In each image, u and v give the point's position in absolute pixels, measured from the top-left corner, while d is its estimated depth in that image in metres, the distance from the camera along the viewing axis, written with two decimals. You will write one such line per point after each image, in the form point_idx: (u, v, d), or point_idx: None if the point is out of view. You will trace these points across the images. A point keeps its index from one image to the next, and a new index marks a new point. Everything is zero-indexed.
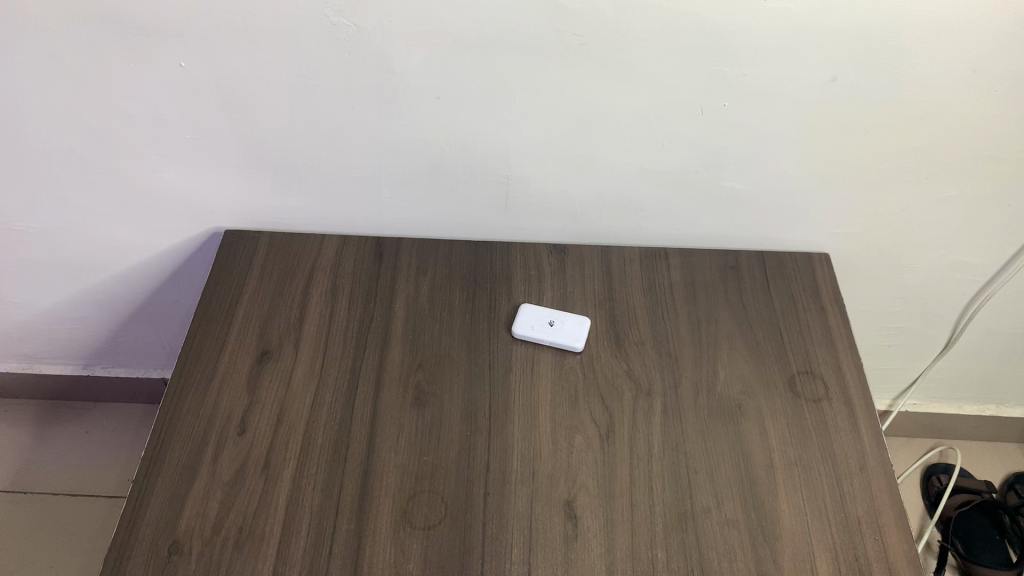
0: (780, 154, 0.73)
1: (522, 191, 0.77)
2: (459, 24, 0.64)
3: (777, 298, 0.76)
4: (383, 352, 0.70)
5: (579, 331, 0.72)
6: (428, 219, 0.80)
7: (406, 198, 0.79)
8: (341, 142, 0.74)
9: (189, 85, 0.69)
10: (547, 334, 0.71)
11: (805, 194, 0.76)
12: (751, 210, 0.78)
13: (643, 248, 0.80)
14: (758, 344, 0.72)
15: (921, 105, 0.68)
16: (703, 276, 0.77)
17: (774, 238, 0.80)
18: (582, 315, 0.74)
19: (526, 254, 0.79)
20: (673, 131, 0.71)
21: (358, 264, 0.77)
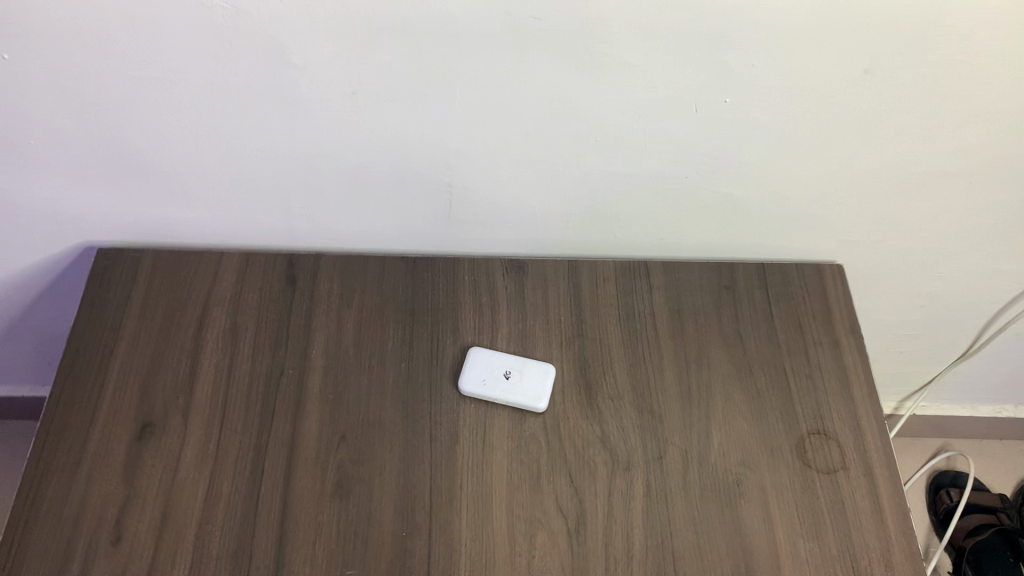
0: (792, 155, 0.58)
1: (470, 199, 0.61)
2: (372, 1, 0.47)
3: (783, 328, 0.62)
4: (297, 421, 0.56)
5: (541, 385, 0.58)
6: (355, 229, 0.65)
7: (322, 206, 0.62)
8: (230, 143, 0.57)
9: (17, 83, 0.51)
10: (499, 392, 0.57)
11: (820, 198, 0.61)
12: (753, 215, 0.63)
13: (619, 262, 0.65)
14: (760, 395, 0.59)
15: (980, 101, 0.53)
16: (693, 300, 0.63)
17: (777, 244, 0.66)
18: (545, 361, 0.60)
19: (476, 273, 0.64)
20: (660, 129, 0.55)
21: (265, 294, 0.62)
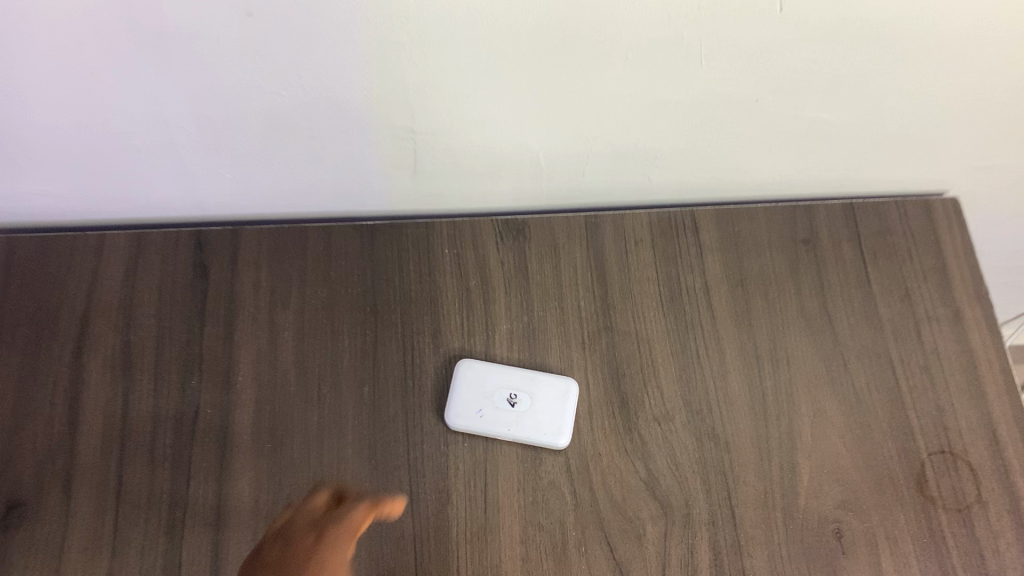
0: (932, 58, 0.37)
1: (442, 148, 0.41)
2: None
3: (884, 298, 0.45)
4: (223, 483, 0.41)
5: (559, 414, 0.42)
6: (281, 193, 0.45)
7: (221, 172, 0.42)
8: (58, 96, 0.35)
9: None
10: (501, 428, 0.41)
11: (953, 115, 0.42)
12: (847, 145, 0.44)
13: (656, 214, 0.47)
14: (859, 403, 0.43)
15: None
16: (760, 265, 0.46)
17: (876, 177, 0.47)
18: (563, 374, 0.43)
19: (459, 242, 0.46)
20: (731, 31, 0.34)
21: (168, 295, 0.45)
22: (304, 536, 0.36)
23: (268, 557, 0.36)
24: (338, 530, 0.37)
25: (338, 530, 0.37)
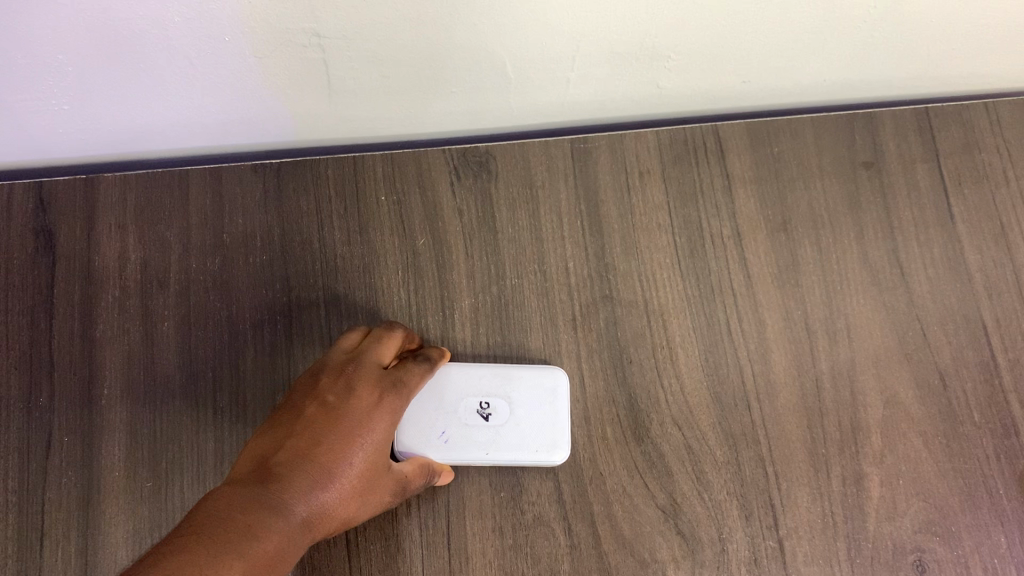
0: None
1: (357, 63, 0.28)
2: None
3: (973, 239, 0.34)
4: (88, 539, 0.30)
5: (549, 421, 0.31)
6: (131, 131, 0.31)
7: (40, 115, 0.29)
8: None
9: None
10: (474, 452, 0.30)
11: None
12: (949, 37, 0.30)
13: (669, 132, 0.34)
14: (945, 389, 0.32)
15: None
16: (807, 197, 0.34)
17: (972, 77, 0.34)
18: (546, 366, 0.32)
19: (400, 186, 0.33)
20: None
21: (0, 278, 0.32)
22: (370, 392, 0.29)
23: (330, 398, 0.29)
24: (409, 380, 0.30)
25: (409, 381, 0.30)
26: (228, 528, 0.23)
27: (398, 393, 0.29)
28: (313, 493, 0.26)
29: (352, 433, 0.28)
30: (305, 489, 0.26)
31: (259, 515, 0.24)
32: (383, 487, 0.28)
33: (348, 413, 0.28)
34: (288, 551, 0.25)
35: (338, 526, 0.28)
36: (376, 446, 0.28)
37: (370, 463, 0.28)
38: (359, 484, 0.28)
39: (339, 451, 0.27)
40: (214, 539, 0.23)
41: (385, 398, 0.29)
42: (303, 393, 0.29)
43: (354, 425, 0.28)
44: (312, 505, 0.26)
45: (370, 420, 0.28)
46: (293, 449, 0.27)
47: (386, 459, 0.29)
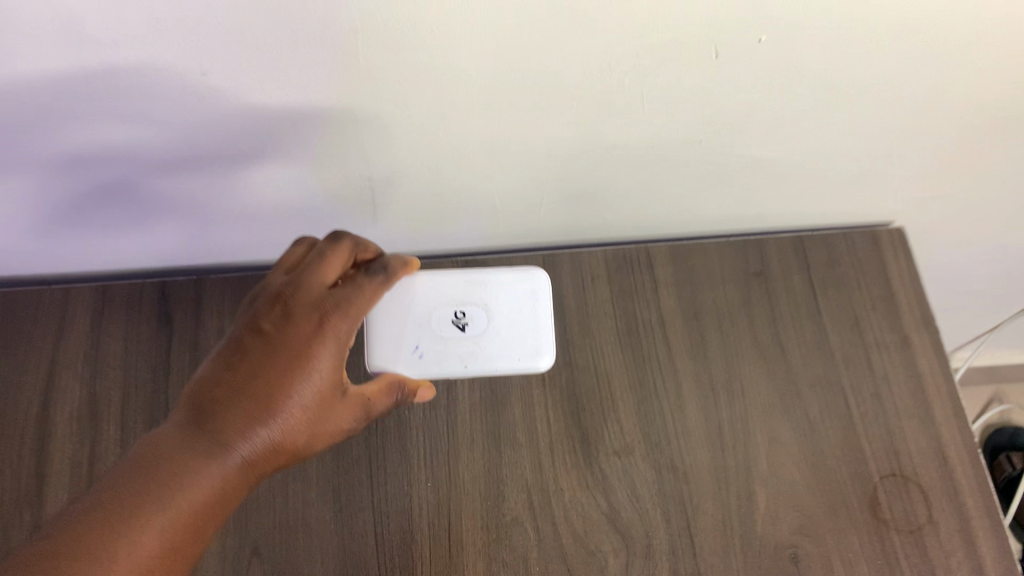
0: (878, 104, 0.37)
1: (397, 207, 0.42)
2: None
3: (834, 326, 0.47)
4: None
5: (521, 319, 0.42)
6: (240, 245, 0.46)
7: (184, 236, 0.43)
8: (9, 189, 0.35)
9: None
10: (456, 363, 0.40)
11: (899, 150, 0.42)
12: (797, 183, 0.44)
13: (613, 249, 0.48)
14: (813, 432, 0.44)
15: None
16: (711, 295, 0.47)
17: (824, 213, 0.48)
18: (509, 272, 0.42)
19: None
20: (676, 83, 0.33)
21: (132, 346, 0.45)
22: (309, 317, 0.30)
23: (268, 325, 0.30)
24: (351, 295, 0.31)
25: (349, 300, 0.31)
26: (152, 483, 0.27)
27: (339, 320, 0.31)
28: (253, 430, 0.29)
29: (292, 363, 0.29)
30: (242, 430, 0.29)
31: (185, 468, 0.28)
32: (337, 404, 0.31)
33: (287, 341, 0.30)
34: (221, 488, 0.28)
35: (295, 450, 0.30)
36: (321, 376, 0.30)
37: (319, 387, 0.30)
38: (305, 414, 0.30)
39: (279, 384, 0.29)
40: (136, 502, 0.27)
41: (326, 327, 0.30)
42: (245, 323, 0.31)
43: (292, 355, 0.29)
44: (251, 444, 0.29)
45: (309, 345, 0.30)
46: (233, 382, 0.29)
47: (336, 378, 0.31)
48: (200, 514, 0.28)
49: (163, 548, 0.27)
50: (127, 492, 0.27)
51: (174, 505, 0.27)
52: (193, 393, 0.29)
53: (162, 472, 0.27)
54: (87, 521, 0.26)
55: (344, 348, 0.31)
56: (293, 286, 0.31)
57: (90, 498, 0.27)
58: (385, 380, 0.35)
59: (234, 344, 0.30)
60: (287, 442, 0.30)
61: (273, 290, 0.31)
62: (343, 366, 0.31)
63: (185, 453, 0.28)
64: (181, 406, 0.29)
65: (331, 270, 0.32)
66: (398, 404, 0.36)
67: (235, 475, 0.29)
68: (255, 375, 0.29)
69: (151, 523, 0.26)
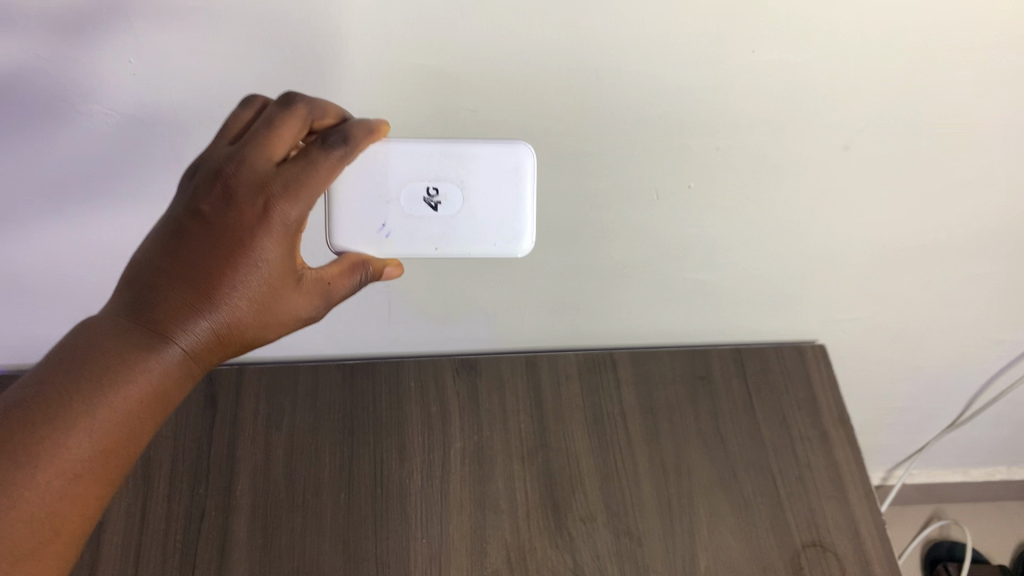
0: (771, 216, 0.51)
1: (417, 301, 0.56)
2: (305, 15, 0.35)
3: (765, 422, 0.57)
4: (221, 569, 0.48)
5: (497, 202, 0.44)
6: (290, 337, 0.58)
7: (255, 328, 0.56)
8: None
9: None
10: (426, 247, 0.44)
11: (798, 263, 0.55)
12: (730, 301, 0.58)
13: (584, 355, 0.59)
14: (746, 504, 0.53)
15: (1001, 157, 0.47)
16: (665, 396, 0.57)
17: (750, 326, 0.61)
18: (494, 145, 0.42)
19: (424, 378, 0.57)
20: (620, 187, 0.47)
21: (181, 420, 0.53)
22: (252, 202, 0.33)
23: (209, 209, 0.33)
24: (296, 175, 0.33)
25: (294, 181, 0.33)
26: (92, 376, 0.30)
27: (283, 203, 0.33)
28: (196, 317, 0.32)
29: (235, 253, 0.32)
30: (185, 318, 0.32)
31: (125, 359, 0.30)
32: (286, 288, 0.35)
33: (230, 227, 0.32)
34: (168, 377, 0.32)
35: (247, 335, 0.34)
36: (265, 264, 0.33)
37: (263, 275, 0.33)
38: (250, 303, 0.33)
39: (223, 275, 0.32)
40: (80, 390, 0.30)
41: (271, 213, 0.33)
42: (187, 200, 0.33)
43: (235, 243, 0.32)
44: (194, 333, 0.32)
45: (251, 233, 0.33)
46: (176, 270, 0.32)
47: (282, 261, 0.34)
48: (141, 403, 0.31)
49: (111, 427, 0.30)
50: (68, 383, 0.30)
51: (114, 397, 0.30)
52: (139, 271, 0.32)
53: (103, 363, 0.30)
54: (26, 414, 0.29)
55: (289, 233, 0.34)
56: (241, 164, 0.33)
57: (33, 388, 0.29)
58: (347, 266, 0.39)
59: (181, 226, 0.33)
60: (230, 327, 0.33)
61: (221, 164, 0.33)
62: (289, 249, 0.34)
63: (127, 343, 0.31)
64: (127, 283, 0.32)
65: (280, 142, 0.34)
66: (360, 284, 0.40)
67: (176, 363, 0.32)
68: (199, 265, 0.32)
69: (92, 414, 0.29)
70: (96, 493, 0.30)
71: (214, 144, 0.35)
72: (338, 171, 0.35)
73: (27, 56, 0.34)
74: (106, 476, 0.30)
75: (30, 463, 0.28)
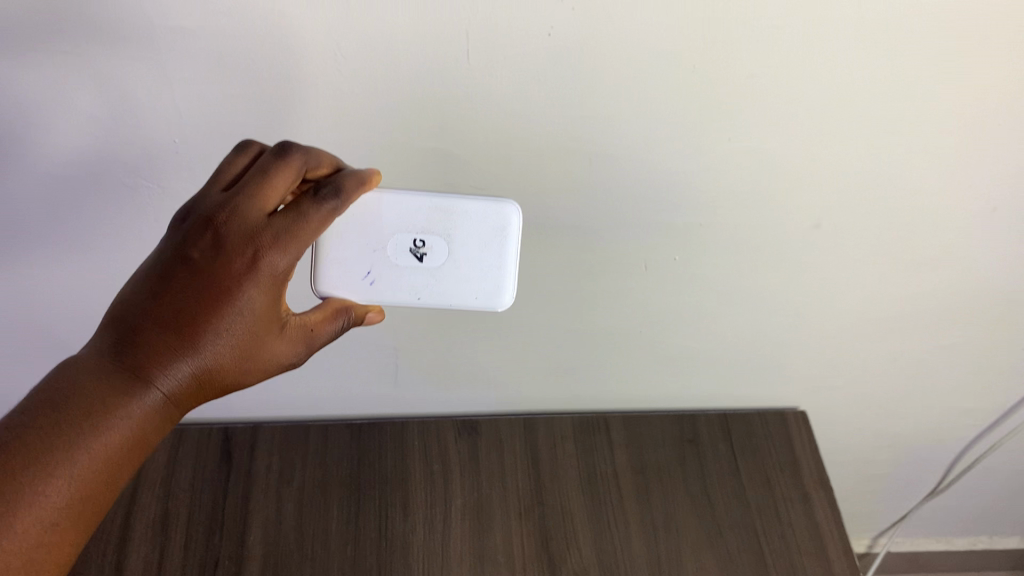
0: (749, 289, 0.56)
1: (423, 363, 0.60)
2: (340, 101, 0.41)
3: (750, 483, 0.60)
4: None
5: (480, 256, 0.48)
6: (304, 396, 0.62)
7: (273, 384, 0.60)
8: None
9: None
10: (407, 295, 0.49)
11: (777, 334, 0.60)
12: (714, 369, 0.63)
13: (578, 418, 0.63)
14: (731, 560, 0.56)
15: (954, 236, 0.52)
16: (655, 457, 0.61)
17: (734, 392, 0.65)
18: (482, 202, 0.47)
19: (427, 437, 0.60)
20: (610, 259, 0.52)
21: (198, 475, 0.56)
22: (240, 252, 0.35)
23: (198, 256, 0.35)
24: (284, 229, 0.36)
25: (282, 235, 0.35)
26: (74, 420, 0.32)
27: (270, 255, 0.35)
28: (179, 362, 0.34)
29: (219, 301, 0.35)
30: (169, 363, 0.34)
31: (108, 404, 0.32)
32: (270, 332, 0.37)
33: (216, 277, 0.35)
34: (147, 417, 0.34)
35: (229, 376, 0.36)
36: (248, 313, 0.35)
37: (245, 321, 0.35)
38: (232, 349, 0.35)
39: (206, 322, 0.34)
40: (61, 433, 0.31)
41: (258, 264, 0.35)
42: (178, 246, 0.35)
43: (219, 292, 0.35)
44: (174, 376, 0.34)
45: (236, 282, 0.35)
46: (161, 315, 0.34)
47: (266, 308, 0.36)
48: (121, 446, 0.33)
49: (90, 469, 0.32)
50: (51, 426, 0.31)
51: (95, 442, 0.32)
52: (126, 313, 0.34)
53: (87, 408, 0.32)
54: (10, 457, 0.30)
55: (274, 283, 0.36)
56: (232, 214, 0.35)
57: (16, 430, 0.31)
58: (331, 310, 0.41)
59: (170, 271, 0.35)
60: (211, 371, 0.35)
61: (212, 213, 0.35)
62: (273, 298, 0.36)
63: (111, 387, 0.33)
64: (114, 324, 0.34)
65: (271, 194, 0.36)
66: (344, 328, 0.42)
67: (157, 406, 0.34)
68: (185, 311, 0.34)
69: (73, 458, 0.31)
70: (74, 532, 0.32)
71: (207, 189, 0.37)
72: (327, 223, 0.37)
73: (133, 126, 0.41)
74: (84, 518, 0.32)
75: (10, 510, 0.30)
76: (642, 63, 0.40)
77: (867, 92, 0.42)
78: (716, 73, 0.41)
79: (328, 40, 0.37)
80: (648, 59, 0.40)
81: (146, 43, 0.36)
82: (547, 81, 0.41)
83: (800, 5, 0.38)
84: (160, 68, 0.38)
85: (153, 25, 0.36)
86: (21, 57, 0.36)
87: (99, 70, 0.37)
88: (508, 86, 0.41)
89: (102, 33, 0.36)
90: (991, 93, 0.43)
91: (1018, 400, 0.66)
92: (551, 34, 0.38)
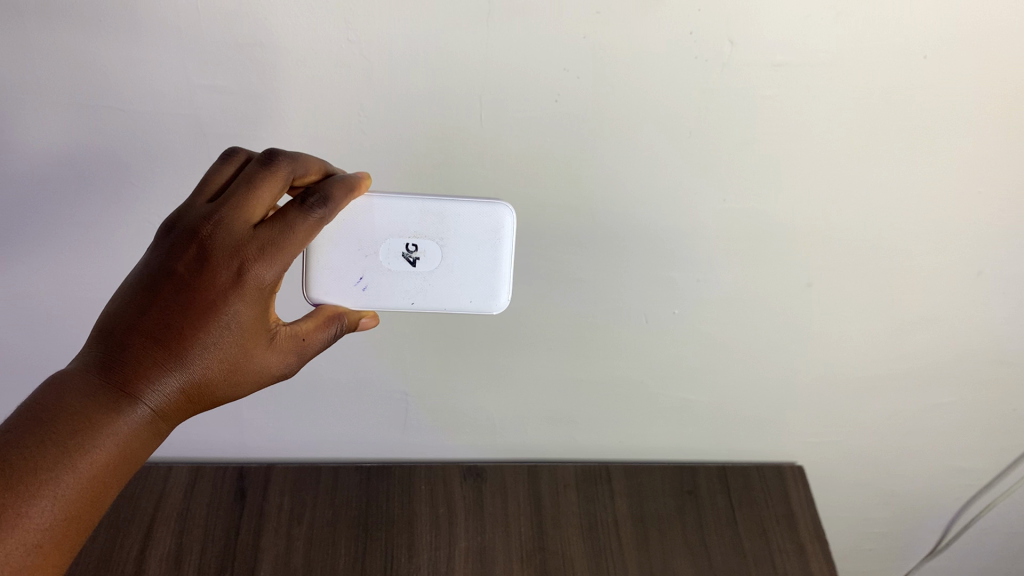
0: (746, 344, 0.58)
1: (432, 408, 0.62)
2: (362, 154, 0.45)
3: (746, 534, 0.61)
4: None
5: (472, 257, 0.48)
6: (317, 439, 0.65)
7: (286, 426, 0.63)
8: None
9: (21, 318, 0.52)
10: (401, 301, 0.48)
11: (773, 388, 0.62)
12: (713, 422, 0.65)
13: (580, 467, 0.65)
14: None
15: (943, 296, 0.54)
16: (655, 507, 0.62)
17: (732, 446, 0.67)
18: (477, 205, 0.46)
19: (433, 481, 0.62)
20: (612, 311, 0.55)
21: (212, 513, 0.58)
22: (225, 265, 0.36)
23: (182, 271, 0.35)
24: (269, 239, 0.37)
25: (267, 244, 0.36)
26: (61, 437, 0.32)
27: (257, 266, 0.36)
28: (165, 378, 0.34)
29: (205, 314, 0.35)
30: (155, 378, 0.34)
31: (95, 420, 0.33)
32: (256, 345, 0.38)
33: (203, 291, 0.35)
34: (134, 433, 0.34)
35: (215, 390, 0.37)
36: (234, 325, 0.36)
37: (231, 332, 0.36)
38: (219, 363, 0.36)
39: (192, 337, 0.35)
40: (45, 454, 0.31)
41: (243, 276, 0.36)
42: (162, 262, 0.36)
43: (206, 305, 0.35)
44: (160, 391, 0.34)
45: (223, 294, 0.36)
46: (146, 331, 0.34)
47: (253, 318, 0.37)
48: (107, 463, 0.33)
49: (77, 487, 0.32)
50: (38, 443, 0.31)
51: (81, 458, 0.32)
52: (112, 328, 0.35)
53: (73, 425, 0.32)
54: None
55: (260, 294, 0.37)
56: (219, 226, 0.36)
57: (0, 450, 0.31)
58: (323, 318, 0.43)
59: (155, 285, 0.35)
60: (199, 385, 0.36)
61: (198, 225, 0.36)
62: (259, 310, 0.37)
63: (98, 404, 0.33)
64: (99, 338, 0.34)
65: (256, 205, 0.37)
66: (335, 335, 0.44)
67: (145, 421, 0.34)
68: (171, 325, 0.35)
69: (60, 476, 0.31)
70: (60, 555, 0.32)
71: (193, 201, 0.38)
72: (314, 231, 0.38)
73: (176, 174, 0.45)
74: (69, 540, 0.32)
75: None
76: (641, 127, 0.44)
77: (853, 156, 0.46)
78: (710, 138, 0.45)
79: (354, 97, 0.42)
80: (647, 122, 0.44)
81: (184, 94, 0.41)
82: (553, 142, 0.45)
83: (787, 75, 0.41)
84: (195, 118, 0.42)
85: (193, 78, 0.40)
86: (62, 97, 0.41)
87: (129, 113, 0.42)
88: (516, 143, 0.44)
89: (143, 81, 0.40)
90: (968, 161, 0.46)
91: (1013, 459, 0.67)
92: (557, 100, 0.42)
